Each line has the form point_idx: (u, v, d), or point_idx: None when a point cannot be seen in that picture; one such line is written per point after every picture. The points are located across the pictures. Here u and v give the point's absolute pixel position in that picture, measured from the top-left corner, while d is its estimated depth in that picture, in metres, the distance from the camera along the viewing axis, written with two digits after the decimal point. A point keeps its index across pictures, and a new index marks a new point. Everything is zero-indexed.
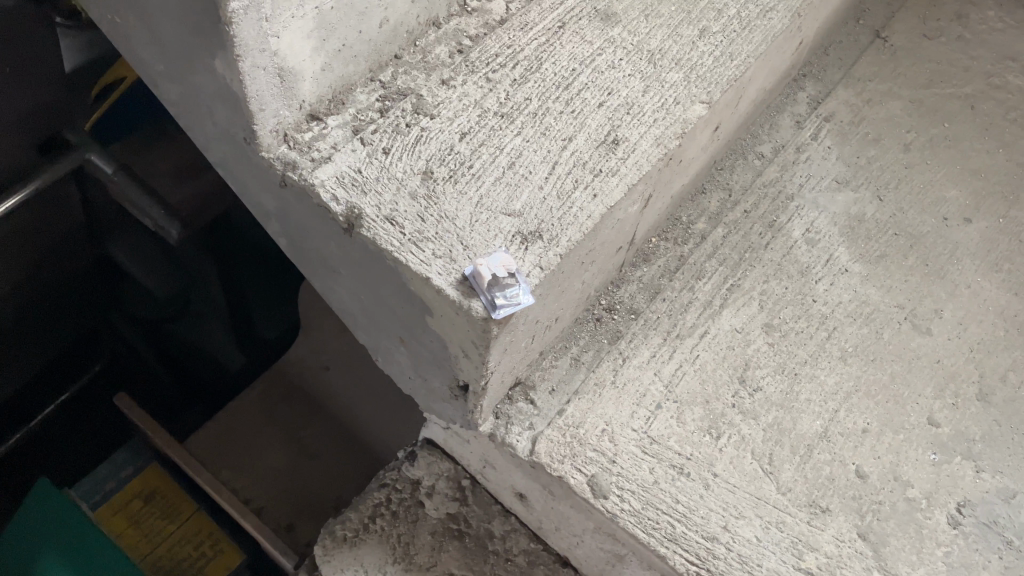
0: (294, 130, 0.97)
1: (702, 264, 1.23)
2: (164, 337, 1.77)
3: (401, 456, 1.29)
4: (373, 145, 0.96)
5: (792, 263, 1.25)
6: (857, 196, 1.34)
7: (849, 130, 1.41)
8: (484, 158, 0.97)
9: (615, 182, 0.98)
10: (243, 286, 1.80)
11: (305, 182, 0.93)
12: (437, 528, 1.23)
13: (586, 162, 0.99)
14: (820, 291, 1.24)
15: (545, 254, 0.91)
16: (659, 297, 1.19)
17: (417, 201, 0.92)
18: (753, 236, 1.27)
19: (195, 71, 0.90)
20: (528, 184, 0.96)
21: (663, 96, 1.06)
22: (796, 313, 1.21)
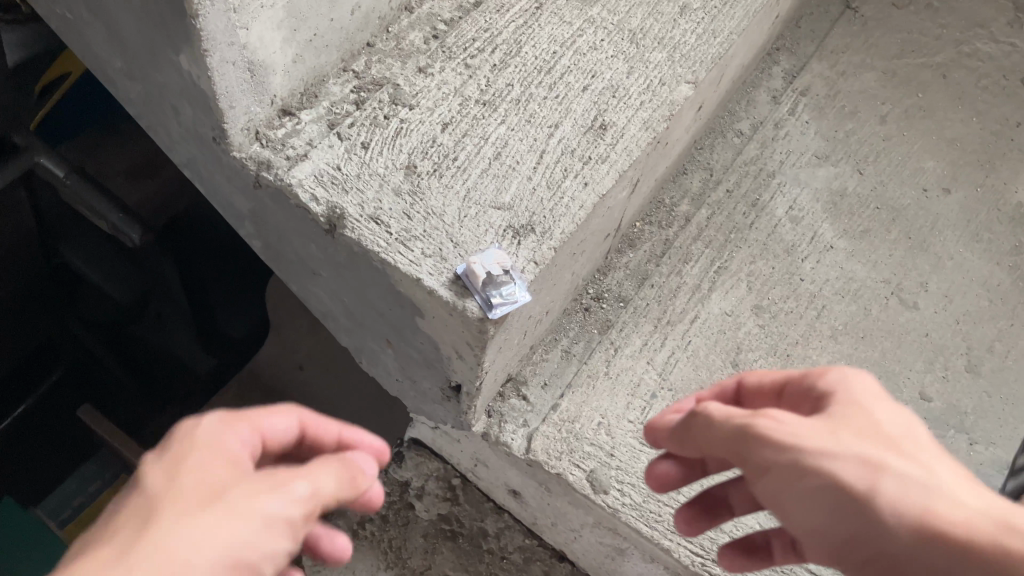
0: (266, 127, 0.91)
1: (688, 247, 1.21)
2: (132, 346, 1.69)
3: (386, 457, 1.26)
4: (351, 140, 0.92)
5: (777, 242, 1.24)
6: (837, 170, 1.33)
7: (825, 103, 1.39)
8: (469, 150, 0.93)
9: (606, 170, 0.94)
10: (207, 288, 1.74)
11: (282, 182, 0.88)
12: (430, 530, 1.20)
13: (574, 150, 0.95)
14: (807, 269, 1.22)
15: (540, 248, 0.88)
16: (647, 284, 1.17)
17: (402, 197, 0.88)
18: (736, 215, 1.25)
19: (159, 68, 0.84)
20: (515, 174, 0.92)
21: (648, 77, 1.02)
22: (784, 293, 1.19)
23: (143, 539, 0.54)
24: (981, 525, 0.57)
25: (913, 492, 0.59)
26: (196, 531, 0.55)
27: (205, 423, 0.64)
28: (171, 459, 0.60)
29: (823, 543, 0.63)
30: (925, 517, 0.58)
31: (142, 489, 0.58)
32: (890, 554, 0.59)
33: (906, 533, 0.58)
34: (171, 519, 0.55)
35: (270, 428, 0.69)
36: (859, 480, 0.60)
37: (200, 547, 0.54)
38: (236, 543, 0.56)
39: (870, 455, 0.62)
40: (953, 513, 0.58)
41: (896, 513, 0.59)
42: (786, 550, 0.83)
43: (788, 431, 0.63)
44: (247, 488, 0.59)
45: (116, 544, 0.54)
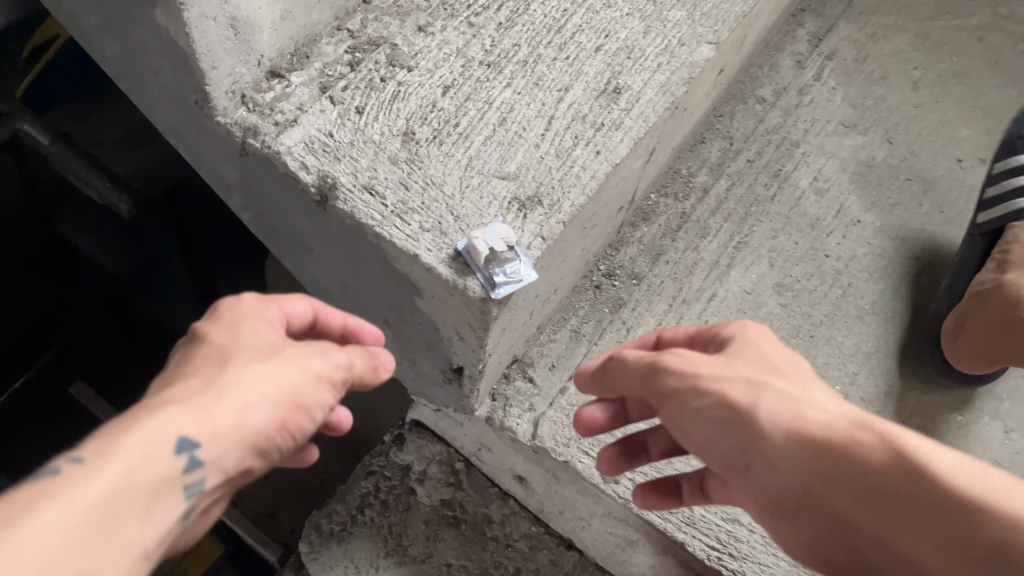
0: (253, 90, 0.84)
1: (705, 220, 1.14)
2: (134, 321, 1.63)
3: (387, 440, 1.20)
4: (344, 104, 0.85)
5: (801, 216, 1.16)
6: (866, 139, 1.25)
7: (853, 68, 1.31)
8: (471, 115, 0.86)
9: (620, 137, 0.87)
10: (215, 271, 1.62)
11: (269, 150, 0.81)
12: (432, 516, 1.15)
13: (585, 115, 0.88)
14: (832, 245, 1.15)
15: (547, 223, 0.81)
16: (662, 260, 1.10)
17: (398, 166, 0.82)
18: (757, 187, 1.18)
19: (135, 25, 0.77)
20: (522, 142, 0.85)
21: (666, 37, 0.95)
22: (808, 270, 1.12)
23: (219, 374, 0.60)
24: (850, 430, 0.57)
25: (792, 405, 0.59)
26: (263, 372, 0.61)
27: (251, 298, 0.69)
28: (232, 321, 0.66)
29: (717, 469, 0.62)
30: (803, 426, 0.58)
31: (211, 338, 0.63)
32: (768, 462, 0.58)
33: (783, 440, 0.58)
34: (242, 363, 0.61)
35: (296, 307, 0.73)
36: (742, 395, 0.59)
37: (268, 386, 0.60)
38: (294, 390, 0.62)
39: (752, 376, 0.61)
40: (828, 422, 0.58)
41: (776, 424, 0.58)
42: (694, 489, 0.81)
43: (680, 358, 0.64)
44: (301, 349, 0.65)
45: (196, 377, 0.60)
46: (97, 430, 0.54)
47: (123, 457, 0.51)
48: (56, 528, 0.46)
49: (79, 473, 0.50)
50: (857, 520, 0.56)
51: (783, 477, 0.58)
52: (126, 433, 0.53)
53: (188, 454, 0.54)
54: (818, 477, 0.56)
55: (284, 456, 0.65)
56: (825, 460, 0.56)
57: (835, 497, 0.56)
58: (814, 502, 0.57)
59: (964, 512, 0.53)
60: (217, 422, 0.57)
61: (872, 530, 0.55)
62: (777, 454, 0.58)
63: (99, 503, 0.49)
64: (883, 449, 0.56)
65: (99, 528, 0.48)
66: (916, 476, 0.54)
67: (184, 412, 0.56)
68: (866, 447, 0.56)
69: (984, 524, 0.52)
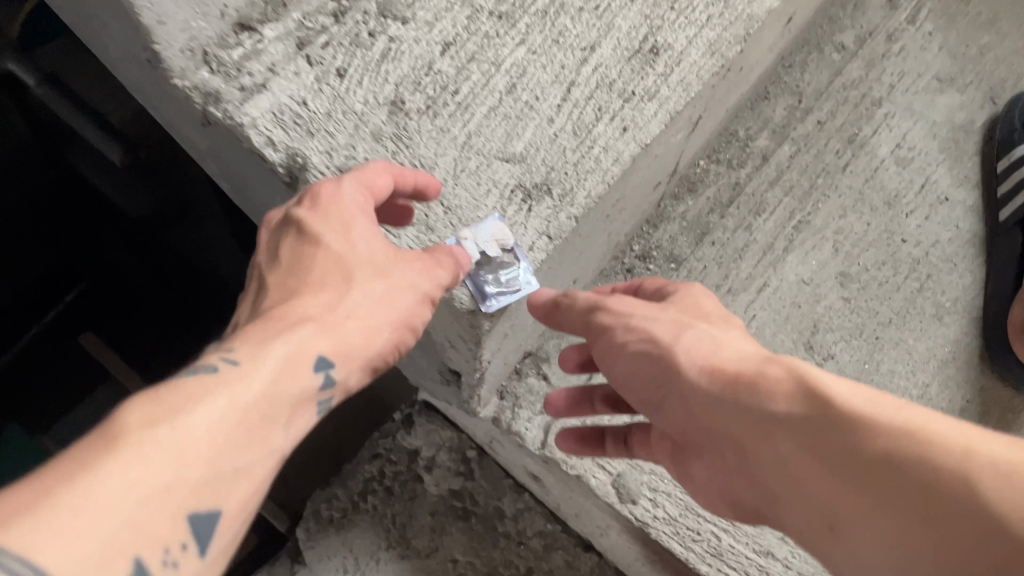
0: (217, 46, 0.70)
1: (762, 194, 0.98)
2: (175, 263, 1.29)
3: (397, 421, 1.10)
4: (324, 65, 0.71)
5: (876, 191, 0.99)
6: (962, 99, 1.06)
7: (955, 9, 1.10)
8: (474, 80, 0.71)
9: (653, 110, 0.72)
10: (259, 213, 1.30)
11: (232, 121, 0.69)
12: (439, 507, 1.05)
13: (613, 82, 0.73)
14: (911, 227, 0.98)
15: (555, 217, 0.68)
16: (707, 241, 0.96)
17: (382, 144, 0.69)
18: (828, 155, 1.00)
19: None
20: (533, 115, 0.71)
21: None
22: (879, 258, 0.96)
23: (345, 292, 0.57)
24: (760, 365, 0.57)
25: (711, 347, 0.60)
26: (381, 293, 0.58)
27: (352, 186, 0.60)
28: (341, 223, 0.59)
29: (637, 405, 0.65)
30: (717, 362, 0.58)
31: (327, 246, 0.58)
32: (682, 397, 0.59)
33: (698, 374, 0.58)
34: (362, 281, 0.58)
35: (381, 181, 0.61)
36: (666, 333, 0.62)
37: (385, 306, 0.58)
38: (410, 310, 0.59)
39: (681, 319, 0.64)
40: (744, 359, 0.58)
41: (690, 360, 0.60)
42: (618, 443, 0.74)
43: (622, 305, 0.65)
44: (412, 260, 0.61)
45: (324, 292, 0.57)
46: (235, 337, 0.52)
47: (265, 368, 0.50)
48: (222, 421, 0.46)
49: (233, 373, 0.48)
50: (756, 447, 0.54)
51: (698, 413, 0.58)
52: (268, 343, 0.52)
53: (323, 373, 0.54)
54: (725, 409, 0.56)
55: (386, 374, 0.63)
56: (733, 393, 0.56)
57: (739, 426, 0.55)
58: (723, 436, 0.56)
59: (851, 427, 0.49)
60: (346, 341, 0.55)
61: (769, 456, 0.53)
62: (691, 388, 0.58)
63: (254, 407, 0.48)
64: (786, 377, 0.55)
65: (254, 429, 0.47)
66: (811, 398, 0.52)
67: (319, 328, 0.54)
68: (772, 378, 0.55)
69: (869, 434, 0.49)
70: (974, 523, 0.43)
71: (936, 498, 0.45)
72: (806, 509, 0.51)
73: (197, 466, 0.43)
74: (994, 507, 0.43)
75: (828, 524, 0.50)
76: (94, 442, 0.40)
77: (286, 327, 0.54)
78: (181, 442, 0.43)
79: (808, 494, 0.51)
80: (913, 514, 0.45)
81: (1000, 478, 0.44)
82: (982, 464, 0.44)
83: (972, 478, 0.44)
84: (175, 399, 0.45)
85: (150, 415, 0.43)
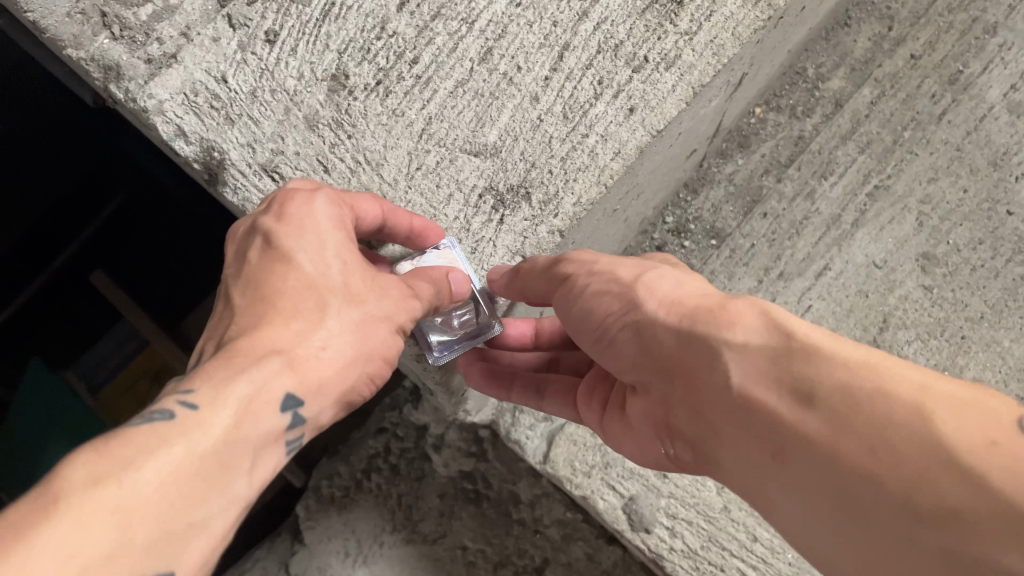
0: (118, 2, 0.55)
1: (831, 152, 0.80)
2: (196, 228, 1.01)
3: (406, 390, 1.02)
4: (249, 27, 0.56)
5: (980, 148, 0.79)
6: None
7: None
8: (438, 45, 0.56)
9: (672, 83, 0.56)
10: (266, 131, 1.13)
11: (134, 105, 0.55)
12: (448, 490, 0.96)
13: (620, 43, 0.56)
14: (1021, 194, 0.78)
15: (533, 231, 0.55)
16: (757, 212, 0.79)
17: (319, 134, 0.55)
18: (920, 99, 0.80)
19: None
20: (512, 91, 0.55)
21: None
22: (976, 235, 0.77)
23: (323, 318, 0.44)
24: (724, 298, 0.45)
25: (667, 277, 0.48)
26: (359, 324, 0.45)
27: (326, 201, 0.47)
28: (315, 240, 0.46)
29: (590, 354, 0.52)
30: (678, 295, 0.47)
31: (300, 265, 0.45)
32: (636, 332, 0.47)
33: (655, 304, 0.47)
34: (342, 309, 0.45)
35: (367, 211, 0.49)
36: (628, 273, 0.50)
37: (363, 342, 0.45)
38: (387, 341, 0.46)
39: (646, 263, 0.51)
40: (707, 292, 0.46)
41: (652, 293, 0.47)
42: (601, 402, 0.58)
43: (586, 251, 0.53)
44: (392, 286, 0.47)
45: (294, 324, 0.43)
46: (194, 370, 0.40)
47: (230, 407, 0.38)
48: (177, 472, 0.35)
49: (195, 421, 0.37)
50: (704, 382, 0.43)
51: (650, 350, 0.46)
52: (236, 375, 0.40)
53: (289, 413, 0.41)
54: (677, 345, 0.44)
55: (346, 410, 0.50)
56: (691, 322, 0.44)
57: (688, 359, 0.44)
58: (669, 369, 0.45)
59: (809, 356, 0.39)
60: (317, 378, 0.43)
61: (716, 389, 0.42)
62: (641, 317, 0.47)
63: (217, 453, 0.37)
64: (750, 310, 0.43)
65: (223, 468, 0.37)
66: (770, 326, 0.41)
67: (287, 362, 0.42)
68: (733, 309, 0.43)
69: (828, 364, 0.38)
70: (935, 464, 0.33)
71: (892, 435, 0.34)
72: (749, 448, 0.40)
73: (142, 533, 0.33)
74: (958, 447, 0.33)
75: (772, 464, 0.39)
76: (23, 505, 0.31)
77: (255, 351, 0.42)
78: (127, 502, 0.33)
79: (755, 432, 0.40)
80: (862, 452, 0.35)
81: (968, 419, 0.34)
82: (948, 406, 0.34)
83: (935, 418, 0.34)
84: (126, 447, 0.34)
85: (93, 471, 0.33)
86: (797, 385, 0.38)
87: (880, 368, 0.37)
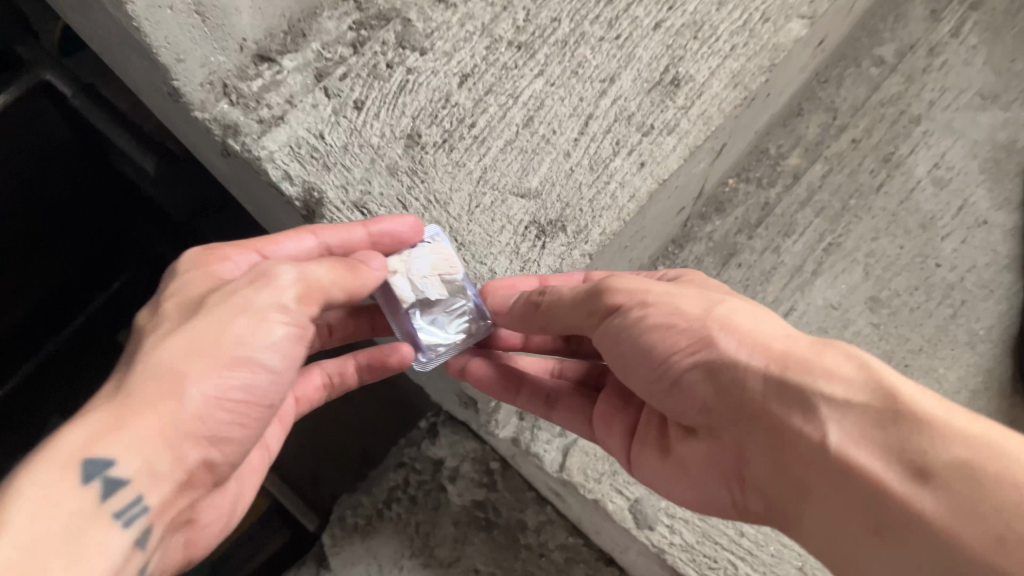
0: (237, 77, 0.70)
1: (792, 215, 0.96)
2: None
3: (422, 429, 1.14)
4: (341, 97, 0.71)
5: (911, 213, 0.97)
6: (1007, 117, 1.01)
7: (1003, 23, 1.05)
8: (491, 113, 0.71)
9: (673, 144, 0.73)
10: None
11: (249, 154, 0.69)
12: (462, 517, 1.06)
13: (632, 114, 0.73)
14: (947, 251, 0.95)
15: (569, 254, 0.70)
16: (733, 263, 0.94)
17: (397, 178, 0.69)
18: (861, 175, 0.98)
19: (93, 10, 0.65)
20: (549, 149, 0.71)
21: (746, 10, 0.77)
22: (912, 282, 0.94)
23: (135, 378, 0.49)
24: (810, 347, 0.52)
25: (745, 317, 0.55)
26: (191, 342, 0.51)
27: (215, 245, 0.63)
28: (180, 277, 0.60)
29: (650, 386, 0.58)
30: (763, 341, 0.53)
31: (148, 307, 0.57)
32: (709, 368, 0.54)
33: (732, 343, 0.53)
34: (159, 343, 0.51)
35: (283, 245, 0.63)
36: (695, 308, 0.56)
37: (191, 356, 0.51)
38: (230, 337, 0.52)
39: (709, 294, 0.58)
40: (791, 338, 0.53)
41: (737, 338, 0.53)
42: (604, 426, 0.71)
43: (626, 276, 0.60)
44: (236, 286, 0.55)
45: (110, 386, 0.50)
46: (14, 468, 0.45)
47: (33, 499, 0.42)
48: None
49: None
50: (805, 445, 0.48)
51: (729, 391, 0.53)
52: (36, 464, 0.44)
53: (102, 470, 0.45)
54: (773, 395, 0.51)
55: (252, 426, 0.56)
56: (782, 370, 0.51)
57: (780, 406, 0.50)
58: (754, 415, 0.51)
59: (921, 430, 0.45)
60: (144, 417, 0.48)
61: (821, 452, 0.47)
62: (719, 357, 0.53)
63: (30, 544, 0.40)
64: (852, 368, 0.49)
65: (54, 552, 0.41)
66: (879, 393, 0.47)
67: (97, 421, 0.46)
68: (831, 363, 0.50)
69: (944, 444, 0.44)
70: None
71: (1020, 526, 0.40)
72: (849, 512, 0.46)
73: None
74: None
75: (863, 513, 0.45)
76: None
77: (54, 437, 0.46)
78: None
79: (857, 496, 0.46)
80: (987, 540, 0.40)
81: None
82: None
83: None
84: None
85: None
86: (910, 457, 0.45)
87: (996, 454, 0.43)
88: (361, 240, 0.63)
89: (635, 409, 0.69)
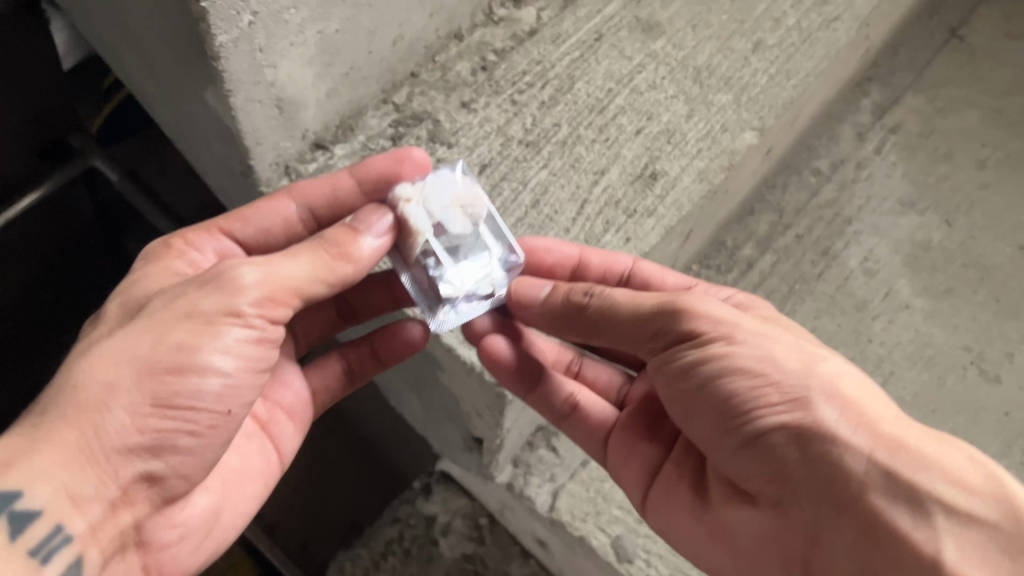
0: (297, 161, 0.87)
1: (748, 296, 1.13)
2: None
3: (415, 488, 1.22)
4: None
5: (847, 297, 1.14)
6: (923, 220, 1.21)
7: (916, 144, 1.27)
8: (505, 196, 0.87)
9: (652, 225, 0.89)
10: None
11: None
12: (452, 569, 1.14)
13: (619, 201, 0.89)
14: (877, 329, 1.12)
15: None
16: None
17: None
18: (804, 265, 1.15)
19: (188, 101, 0.79)
20: (552, 226, 0.86)
21: (709, 122, 0.95)
22: (849, 354, 1.10)
23: (55, 400, 0.54)
24: (919, 441, 0.57)
25: (849, 387, 0.60)
26: (117, 358, 0.55)
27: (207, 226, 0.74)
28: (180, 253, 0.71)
29: (718, 428, 0.63)
30: (875, 426, 0.58)
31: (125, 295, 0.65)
32: (799, 437, 0.58)
33: (834, 413, 0.58)
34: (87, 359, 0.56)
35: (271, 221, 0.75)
36: (794, 365, 0.61)
37: (111, 371, 0.55)
38: (171, 347, 0.56)
39: (805, 350, 0.63)
40: (900, 426, 0.58)
41: (844, 412, 0.58)
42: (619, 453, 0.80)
43: (704, 304, 0.65)
44: (183, 296, 0.59)
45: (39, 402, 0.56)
46: None
47: None
48: None
49: None
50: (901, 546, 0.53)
51: (818, 463, 0.57)
52: None
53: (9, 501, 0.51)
54: (879, 485, 0.55)
55: (219, 412, 0.60)
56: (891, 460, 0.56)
57: (879, 495, 0.55)
58: (840, 496, 0.56)
59: None
60: (65, 443, 0.53)
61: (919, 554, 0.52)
62: (811, 425, 0.58)
63: None
64: (970, 478, 0.55)
65: None
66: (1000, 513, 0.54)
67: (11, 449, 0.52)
68: (949, 466, 0.56)
69: None
70: None
71: None
72: None
73: None
74: None
75: None
76: None
77: None
78: None
79: None
80: None
81: None
82: None
83: None
84: None
85: None
86: None
87: None
88: (351, 190, 0.75)
89: (661, 444, 0.77)
